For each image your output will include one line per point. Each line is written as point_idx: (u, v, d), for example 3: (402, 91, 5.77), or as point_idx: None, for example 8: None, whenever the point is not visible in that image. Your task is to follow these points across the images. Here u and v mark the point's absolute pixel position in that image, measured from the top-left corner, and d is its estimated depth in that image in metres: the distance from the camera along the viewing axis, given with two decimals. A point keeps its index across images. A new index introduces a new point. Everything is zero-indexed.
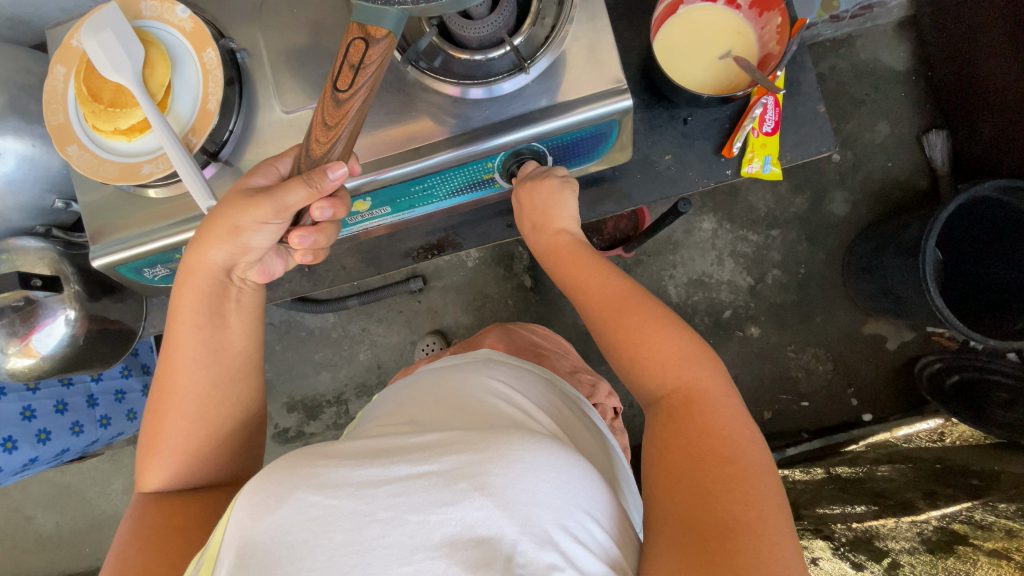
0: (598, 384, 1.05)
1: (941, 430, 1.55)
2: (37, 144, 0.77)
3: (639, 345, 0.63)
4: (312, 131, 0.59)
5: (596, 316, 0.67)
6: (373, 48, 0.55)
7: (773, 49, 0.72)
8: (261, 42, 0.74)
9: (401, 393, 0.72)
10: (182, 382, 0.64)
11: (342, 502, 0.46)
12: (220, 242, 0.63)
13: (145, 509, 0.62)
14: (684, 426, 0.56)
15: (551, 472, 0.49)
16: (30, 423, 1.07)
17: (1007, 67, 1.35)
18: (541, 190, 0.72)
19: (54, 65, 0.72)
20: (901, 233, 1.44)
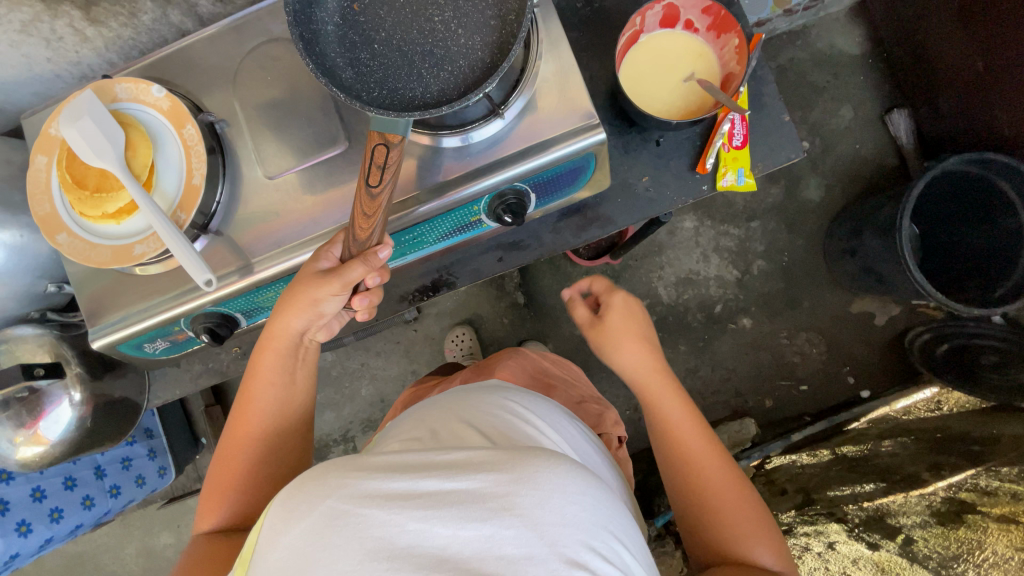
0: (605, 412, 1.07)
1: (938, 398, 1.60)
2: (25, 233, 0.77)
3: (714, 486, 0.71)
4: (354, 220, 0.65)
5: (669, 442, 0.77)
6: (392, 151, 0.63)
7: (734, 68, 0.75)
8: (236, 111, 0.75)
9: (415, 413, 0.74)
10: (253, 427, 0.73)
11: (372, 511, 0.44)
12: (299, 312, 0.70)
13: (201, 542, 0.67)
14: (745, 571, 0.64)
15: (577, 495, 0.47)
16: (41, 504, 1.08)
17: (960, 44, 1.40)
18: (639, 324, 0.82)
19: (35, 155, 0.72)
20: (877, 213, 1.48)
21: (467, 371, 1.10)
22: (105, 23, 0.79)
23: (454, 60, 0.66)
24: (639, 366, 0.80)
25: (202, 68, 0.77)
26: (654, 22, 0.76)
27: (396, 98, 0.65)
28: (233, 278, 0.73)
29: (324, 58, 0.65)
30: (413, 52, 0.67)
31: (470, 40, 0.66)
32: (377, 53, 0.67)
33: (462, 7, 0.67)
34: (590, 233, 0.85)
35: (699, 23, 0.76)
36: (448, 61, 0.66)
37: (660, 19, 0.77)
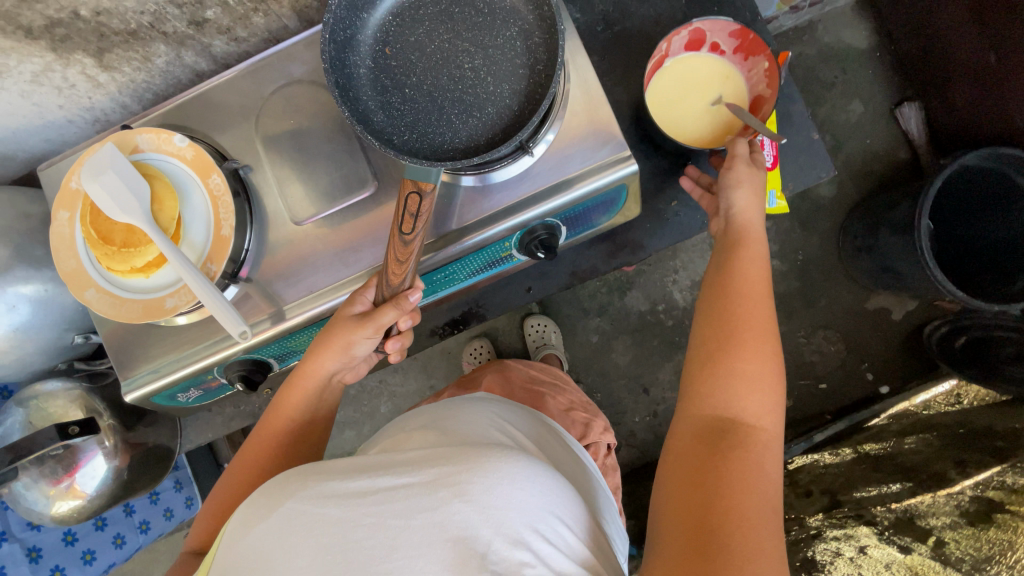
0: (593, 420, 1.03)
1: (956, 392, 1.59)
2: (50, 286, 0.76)
3: (744, 348, 0.60)
4: (387, 266, 0.65)
5: (716, 291, 0.65)
6: (424, 200, 0.62)
7: (763, 89, 0.75)
8: (262, 157, 0.75)
9: (396, 423, 0.73)
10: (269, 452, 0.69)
11: (329, 509, 0.47)
12: (334, 354, 0.68)
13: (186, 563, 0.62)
14: (727, 442, 0.56)
15: (524, 480, 0.49)
16: (73, 547, 1.10)
17: (971, 37, 1.38)
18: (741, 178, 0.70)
19: (57, 210, 0.71)
20: (893, 210, 1.47)
21: (451, 389, 1.08)
22: (119, 68, 0.78)
23: (481, 105, 0.69)
24: (749, 220, 0.69)
25: (225, 114, 0.76)
26: (680, 45, 0.76)
27: (427, 142, 0.68)
28: (267, 325, 0.73)
29: (358, 102, 0.68)
30: (443, 98, 0.70)
31: (499, 87, 0.69)
32: (408, 97, 0.69)
33: (492, 55, 0.69)
34: (620, 260, 0.84)
35: (725, 45, 0.76)
36: (475, 106, 0.69)
37: (686, 43, 0.76)
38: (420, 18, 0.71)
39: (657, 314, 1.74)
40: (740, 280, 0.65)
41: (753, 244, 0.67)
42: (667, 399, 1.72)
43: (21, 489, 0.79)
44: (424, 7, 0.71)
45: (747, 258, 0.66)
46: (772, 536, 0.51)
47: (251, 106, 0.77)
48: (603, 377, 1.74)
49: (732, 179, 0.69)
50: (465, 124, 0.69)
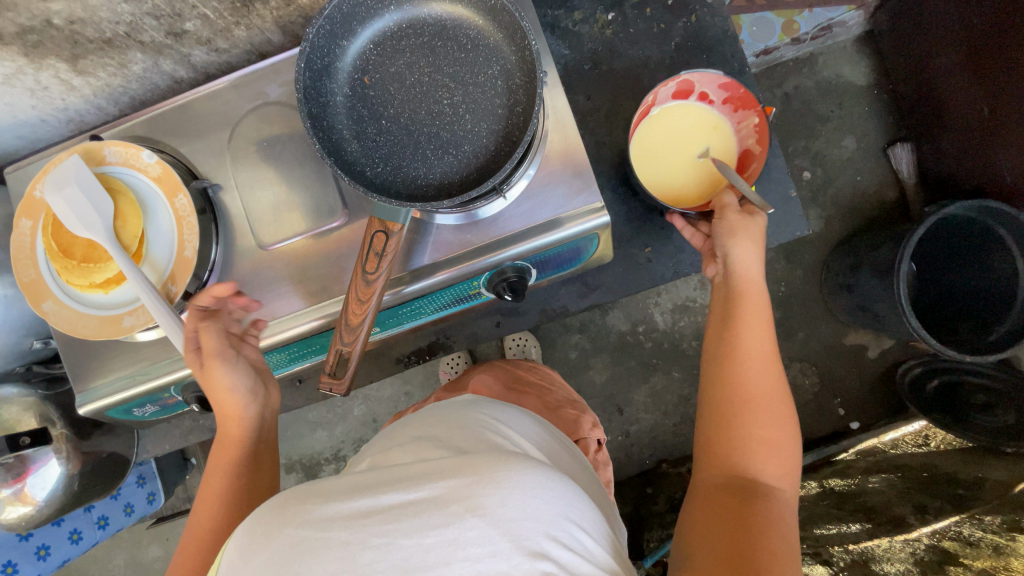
0: (582, 416, 0.98)
1: (925, 432, 1.61)
2: (10, 291, 0.75)
3: (756, 407, 0.61)
4: (345, 306, 0.62)
5: (732, 344, 0.65)
6: (391, 239, 0.61)
7: (751, 146, 0.76)
8: (233, 177, 0.74)
9: (400, 424, 0.73)
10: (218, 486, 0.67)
11: (333, 533, 0.43)
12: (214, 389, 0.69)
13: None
14: (750, 498, 0.57)
15: (538, 488, 0.46)
16: (27, 542, 1.09)
17: (966, 85, 1.38)
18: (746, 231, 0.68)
19: (19, 218, 0.70)
20: (875, 252, 1.47)
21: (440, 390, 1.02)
22: (94, 73, 0.76)
23: (457, 144, 0.66)
24: (749, 273, 0.68)
25: (201, 130, 0.75)
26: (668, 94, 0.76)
27: (401, 177, 0.65)
28: None
29: (332, 132, 0.65)
30: (420, 133, 0.66)
31: (477, 126, 0.66)
32: (384, 129, 0.66)
33: (472, 93, 0.66)
34: (591, 301, 0.84)
35: (713, 95, 0.76)
36: (451, 144, 0.66)
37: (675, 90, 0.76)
38: (401, 47, 0.67)
39: (636, 335, 1.74)
40: (754, 339, 0.64)
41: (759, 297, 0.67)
42: (641, 420, 1.72)
43: None
44: (406, 35, 0.67)
45: (756, 312, 0.66)
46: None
47: (227, 122, 0.75)
48: (579, 395, 1.74)
49: (726, 232, 0.68)
50: (439, 161, 0.66)
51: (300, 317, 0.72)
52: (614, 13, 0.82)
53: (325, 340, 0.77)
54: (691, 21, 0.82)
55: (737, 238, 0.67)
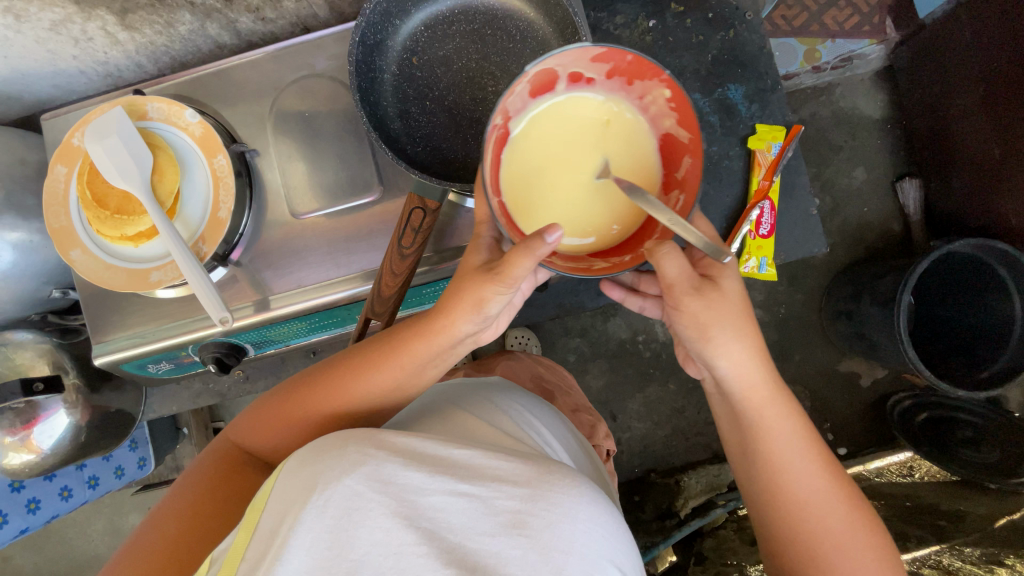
0: (597, 424, 1.03)
1: (910, 463, 1.64)
2: (36, 237, 0.76)
3: (821, 549, 0.57)
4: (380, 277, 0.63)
5: (764, 487, 0.61)
6: (428, 216, 0.63)
7: (670, 125, 0.58)
8: (271, 143, 0.75)
9: (449, 392, 0.80)
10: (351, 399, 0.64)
11: (386, 499, 0.47)
12: (466, 311, 0.61)
13: (223, 460, 0.65)
14: None
15: (589, 521, 0.48)
16: (20, 494, 1.09)
17: (979, 126, 1.42)
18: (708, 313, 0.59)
19: (55, 164, 0.70)
20: (879, 282, 1.49)
21: (467, 367, 1.07)
22: (140, 29, 0.77)
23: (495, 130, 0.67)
24: (748, 387, 0.61)
25: (241, 96, 0.76)
26: (524, 98, 0.57)
27: (440, 158, 0.67)
28: (249, 312, 0.73)
29: (376, 107, 0.66)
30: (462, 116, 0.68)
31: None
32: (428, 109, 0.68)
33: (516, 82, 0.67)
34: None
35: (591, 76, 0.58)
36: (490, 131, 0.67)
37: (533, 89, 0.57)
38: (450, 32, 0.68)
39: (636, 344, 1.75)
40: (798, 479, 0.59)
41: (784, 420, 0.61)
42: (633, 428, 1.74)
43: None
44: (457, 21, 0.69)
45: (781, 445, 0.60)
46: None
47: (268, 90, 0.76)
48: None
49: (697, 327, 0.61)
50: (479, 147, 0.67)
51: (330, 287, 0.73)
52: (655, 21, 0.84)
53: (348, 313, 0.78)
54: (729, 36, 0.84)
55: (722, 339, 0.60)
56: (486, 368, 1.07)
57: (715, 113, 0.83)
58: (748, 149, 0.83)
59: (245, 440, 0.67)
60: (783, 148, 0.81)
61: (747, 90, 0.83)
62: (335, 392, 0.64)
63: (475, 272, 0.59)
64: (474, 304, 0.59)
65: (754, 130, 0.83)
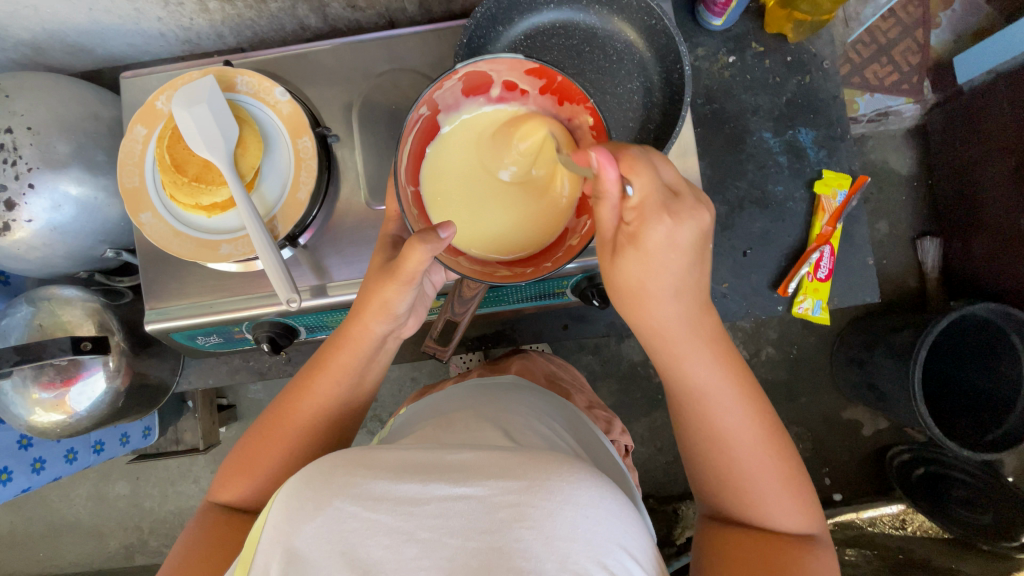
0: (613, 419, 0.98)
1: (903, 516, 1.66)
2: (101, 195, 0.75)
3: (744, 480, 0.58)
4: (461, 279, 0.62)
5: (695, 423, 0.60)
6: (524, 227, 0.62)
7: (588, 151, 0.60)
8: (354, 131, 0.75)
9: (451, 403, 0.79)
10: (300, 417, 0.65)
11: (381, 516, 0.46)
12: (377, 313, 0.63)
13: (208, 523, 0.61)
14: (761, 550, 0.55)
15: (590, 507, 0.48)
16: (26, 452, 1.05)
17: (1007, 196, 1.45)
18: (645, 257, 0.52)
19: (134, 125, 0.70)
20: (893, 335, 1.50)
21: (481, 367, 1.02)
22: (232, 1, 0.77)
23: None
24: (661, 329, 0.57)
25: (328, 80, 0.77)
26: (456, 95, 0.60)
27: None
28: (306, 297, 0.73)
29: None
30: None
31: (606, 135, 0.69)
32: None
33: (607, 104, 0.69)
34: None
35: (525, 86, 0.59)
36: None
37: (465, 87, 0.60)
38: (549, 45, 0.69)
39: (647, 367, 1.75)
40: (719, 413, 0.58)
41: (700, 354, 0.57)
42: (635, 451, 1.73)
43: (9, 389, 0.77)
44: (557, 34, 0.69)
45: (705, 384, 0.58)
46: None
47: (354, 77, 0.76)
48: None
49: (632, 283, 0.55)
50: None
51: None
52: (735, 58, 0.86)
53: None
54: (804, 81, 0.86)
55: (655, 289, 0.55)
56: (500, 367, 1.00)
57: (784, 154, 0.85)
58: (813, 193, 0.85)
59: (227, 501, 0.64)
60: (848, 196, 0.84)
61: (817, 136, 0.86)
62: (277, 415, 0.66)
63: (377, 274, 0.63)
64: (382, 305, 0.63)
65: (820, 175, 0.86)
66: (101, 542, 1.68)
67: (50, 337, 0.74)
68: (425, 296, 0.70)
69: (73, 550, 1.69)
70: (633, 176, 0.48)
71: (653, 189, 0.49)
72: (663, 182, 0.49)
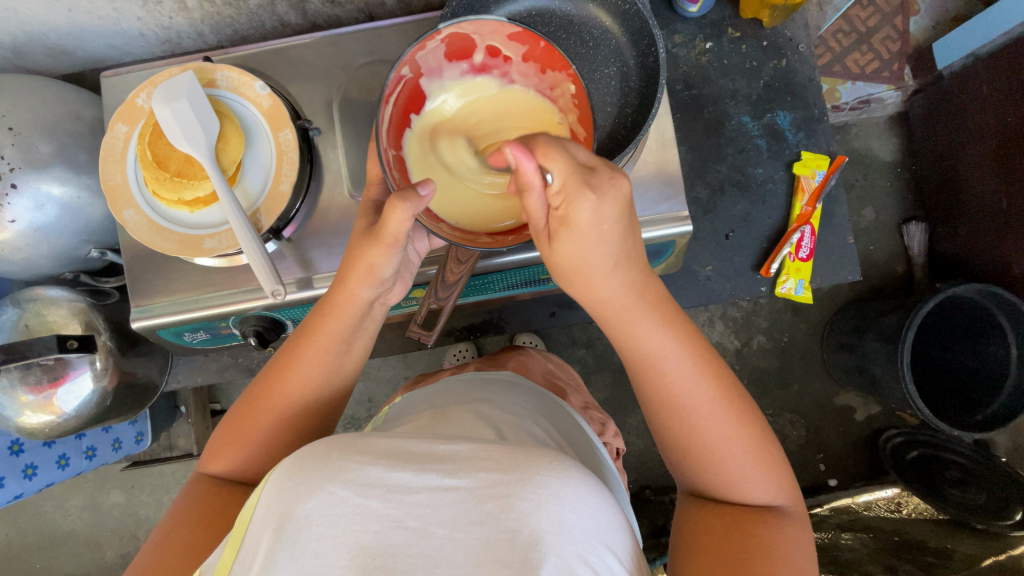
0: (608, 421, 0.98)
1: (898, 499, 1.66)
2: (84, 194, 0.75)
3: (706, 450, 0.59)
4: (444, 262, 0.62)
5: (653, 395, 0.60)
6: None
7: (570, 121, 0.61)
8: (335, 124, 0.76)
9: (444, 398, 0.79)
10: (288, 391, 0.64)
11: (373, 502, 0.46)
12: (362, 280, 0.62)
13: (200, 492, 0.63)
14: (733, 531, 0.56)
15: (579, 505, 0.48)
16: (18, 458, 1.04)
17: (989, 178, 1.47)
18: (577, 237, 0.51)
19: (115, 122, 0.70)
20: (882, 319, 1.51)
21: (477, 361, 1.02)
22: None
23: None
24: (607, 298, 0.57)
25: (309, 75, 0.77)
26: (439, 59, 0.59)
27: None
28: (293, 289, 0.74)
29: None
30: None
31: None
32: None
33: (586, 90, 0.70)
34: None
35: (509, 53, 0.60)
36: None
37: (449, 50, 0.59)
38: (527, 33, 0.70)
39: None
40: (672, 380, 0.59)
41: (649, 320, 0.58)
42: (630, 443, 1.73)
43: None
44: (534, 22, 0.70)
45: (657, 351, 0.58)
46: None
47: (335, 71, 0.77)
48: None
49: (571, 265, 0.54)
50: None
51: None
52: (712, 43, 0.87)
53: None
54: (781, 65, 0.87)
55: (589, 262, 0.54)
56: (497, 363, 1.00)
57: (763, 137, 0.86)
58: (792, 174, 0.87)
59: (218, 471, 0.65)
60: (827, 175, 0.85)
61: (795, 118, 0.87)
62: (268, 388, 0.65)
63: (361, 239, 0.61)
64: (366, 270, 0.61)
65: (799, 157, 0.87)
66: (97, 551, 1.67)
67: (37, 337, 0.75)
68: (409, 263, 0.68)
69: (69, 560, 1.68)
70: (548, 163, 0.47)
71: (570, 169, 0.48)
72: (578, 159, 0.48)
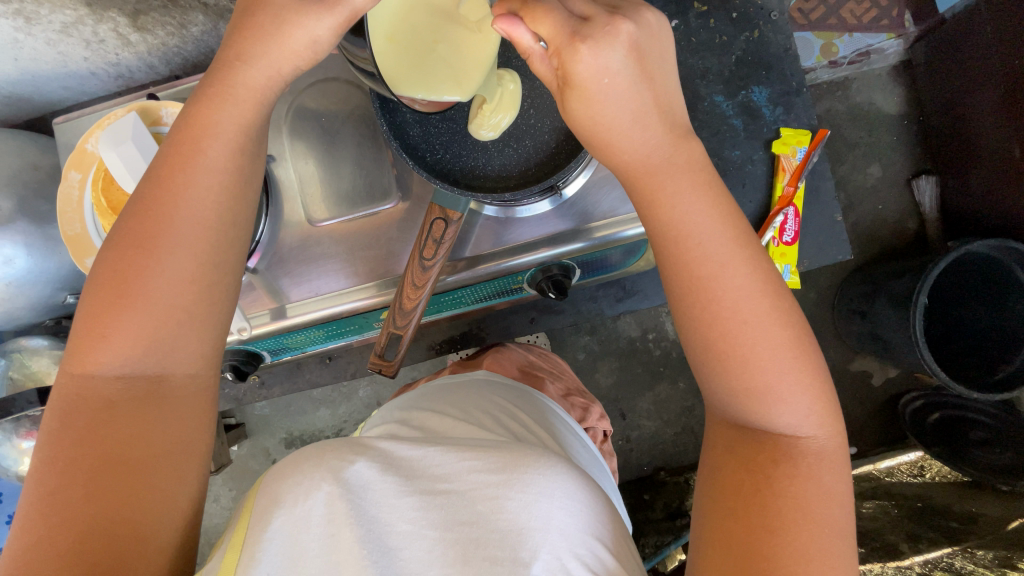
0: (591, 406, 0.96)
1: (921, 463, 1.57)
2: (48, 245, 0.75)
3: (755, 358, 0.50)
4: (401, 290, 0.67)
5: (696, 295, 0.51)
6: (450, 227, 0.65)
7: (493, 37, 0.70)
8: (287, 148, 0.77)
9: (423, 402, 0.77)
10: (180, 239, 0.50)
11: (366, 506, 0.45)
12: (259, 56, 0.52)
13: (84, 406, 0.46)
14: (755, 472, 0.49)
15: (567, 499, 0.47)
16: None
17: (1003, 124, 1.37)
18: (590, 94, 0.50)
19: (69, 170, 0.69)
20: (893, 283, 1.40)
21: (454, 363, 1.01)
22: (152, 31, 0.76)
23: (520, 138, 0.74)
24: (631, 150, 0.53)
25: None
26: None
27: (459, 165, 0.73)
28: (266, 320, 0.76)
29: (396, 114, 0.71)
30: None
31: (540, 122, 0.74)
32: (448, 117, 0.74)
33: (538, 90, 0.74)
34: None
35: None
36: (512, 139, 0.74)
37: None
38: None
39: (645, 342, 1.69)
40: (707, 229, 0.51)
41: (678, 179, 0.52)
42: (642, 427, 1.68)
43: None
44: None
45: (710, 249, 0.51)
46: (820, 538, 0.46)
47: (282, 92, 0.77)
48: None
49: (593, 133, 0.53)
50: (504, 153, 0.74)
51: (351, 292, 0.77)
52: (678, 21, 0.84)
53: (364, 320, 0.83)
54: (753, 36, 0.85)
55: (611, 131, 0.52)
56: (474, 364, 0.98)
57: (739, 116, 0.85)
58: (772, 154, 0.86)
59: (96, 368, 0.47)
60: (808, 152, 0.83)
61: (771, 93, 0.85)
62: (163, 252, 0.49)
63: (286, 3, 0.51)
64: (310, 49, 0.52)
65: (779, 134, 0.86)
66: None
67: (23, 389, 0.81)
68: None
69: None
70: (539, 26, 0.49)
71: (558, 28, 0.48)
72: (567, 14, 0.48)
